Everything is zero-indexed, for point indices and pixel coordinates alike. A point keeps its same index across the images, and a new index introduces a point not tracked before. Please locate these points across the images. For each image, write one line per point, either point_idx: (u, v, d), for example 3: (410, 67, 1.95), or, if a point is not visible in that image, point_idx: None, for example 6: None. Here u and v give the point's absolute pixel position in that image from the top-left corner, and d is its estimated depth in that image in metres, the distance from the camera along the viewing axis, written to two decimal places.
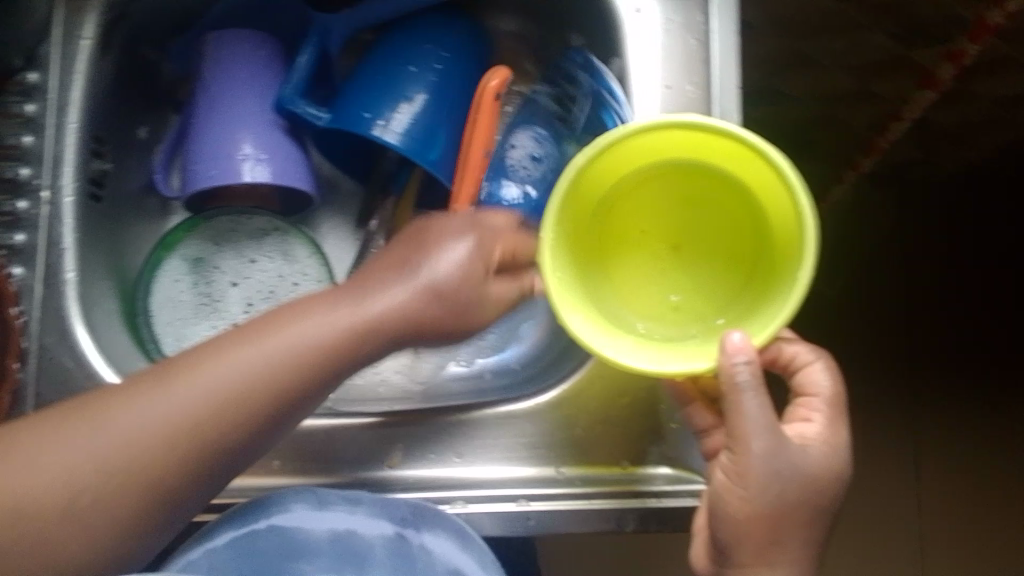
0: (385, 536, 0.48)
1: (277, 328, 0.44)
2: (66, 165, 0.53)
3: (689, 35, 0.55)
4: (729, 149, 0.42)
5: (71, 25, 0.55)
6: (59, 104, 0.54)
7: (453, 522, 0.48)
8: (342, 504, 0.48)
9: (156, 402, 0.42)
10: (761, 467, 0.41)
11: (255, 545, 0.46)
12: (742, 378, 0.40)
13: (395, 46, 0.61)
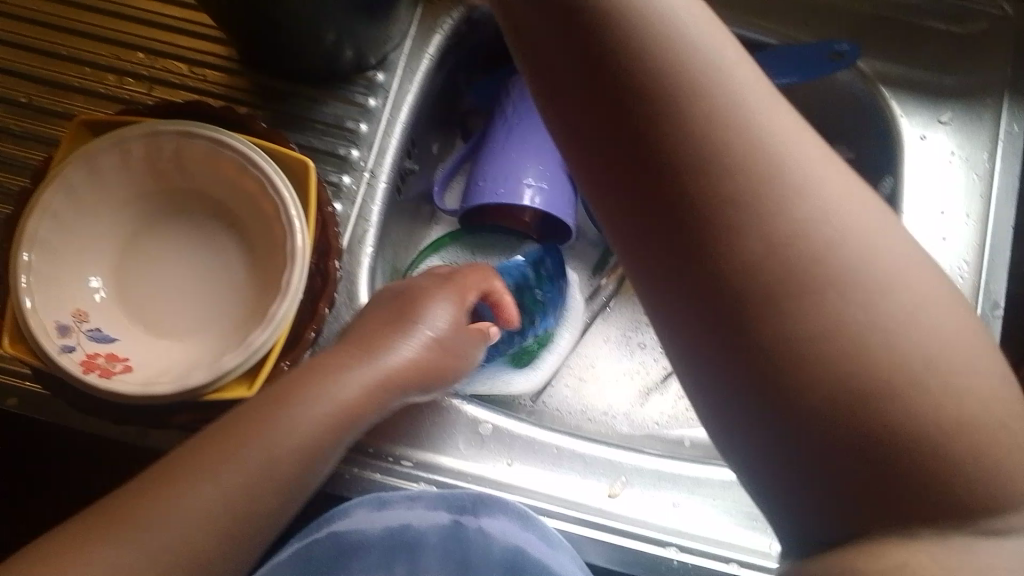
0: (442, 524, 0.54)
1: (328, 379, 0.48)
2: (388, 156, 0.61)
3: (973, 170, 0.62)
4: None
5: (420, 42, 0.64)
6: (395, 104, 0.62)
7: (512, 507, 0.53)
8: (401, 501, 0.54)
9: (276, 437, 0.45)
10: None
11: (312, 553, 0.55)
12: None
13: None
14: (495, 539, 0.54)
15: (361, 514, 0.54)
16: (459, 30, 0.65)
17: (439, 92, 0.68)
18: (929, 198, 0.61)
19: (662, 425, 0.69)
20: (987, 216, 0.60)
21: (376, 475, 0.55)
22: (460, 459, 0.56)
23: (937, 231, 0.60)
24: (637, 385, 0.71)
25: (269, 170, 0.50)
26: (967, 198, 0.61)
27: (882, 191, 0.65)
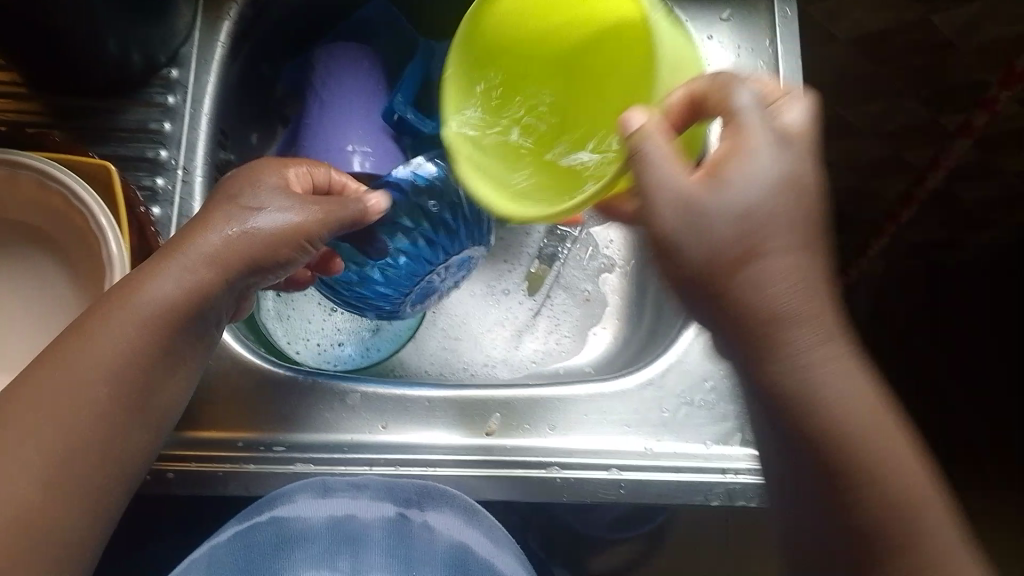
0: (387, 517, 0.52)
1: (130, 295, 0.44)
2: (199, 149, 0.60)
3: (758, 58, 0.64)
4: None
5: (209, 32, 0.63)
6: (195, 96, 0.61)
7: (459, 501, 0.52)
8: (345, 490, 0.52)
9: (68, 370, 0.42)
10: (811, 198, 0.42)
11: (254, 537, 0.50)
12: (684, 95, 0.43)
13: None
14: (442, 533, 0.51)
15: (303, 501, 0.51)
16: (248, 14, 0.65)
17: (244, 81, 0.67)
18: None
19: (539, 361, 0.71)
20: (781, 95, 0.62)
21: (249, 466, 0.54)
22: (333, 434, 0.56)
23: None
24: (508, 329, 0.72)
25: (67, 178, 0.49)
26: None
27: None
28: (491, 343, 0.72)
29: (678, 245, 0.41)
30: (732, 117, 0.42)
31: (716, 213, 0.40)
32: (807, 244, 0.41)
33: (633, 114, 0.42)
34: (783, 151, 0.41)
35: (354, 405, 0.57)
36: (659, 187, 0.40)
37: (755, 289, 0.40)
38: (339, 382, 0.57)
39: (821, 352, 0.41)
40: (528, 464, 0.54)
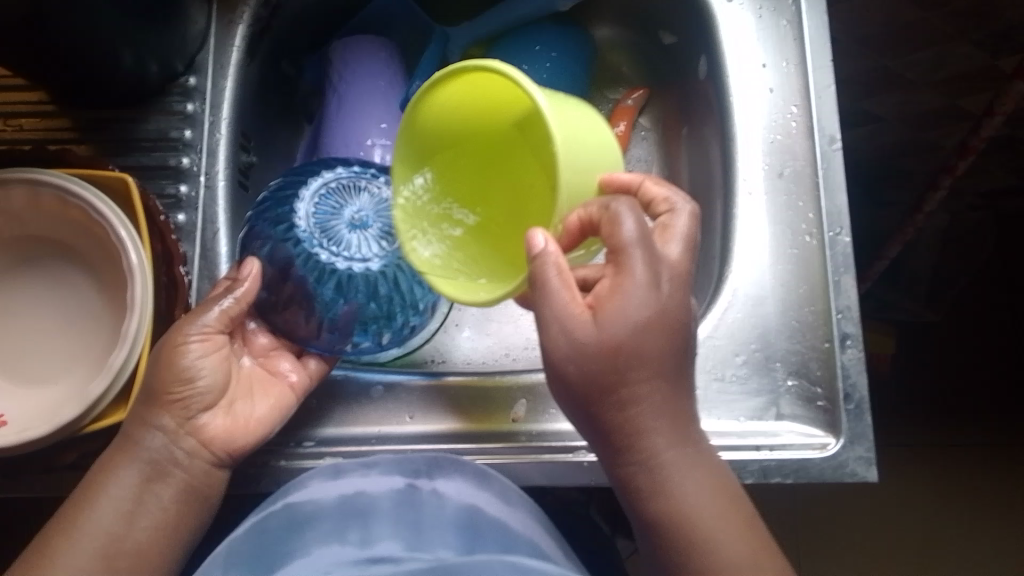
0: (397, 487, 0.52)
1: (91, 493, 0.49)
2: (220, 154, 0.61)
3: (780, 18, 0.61)
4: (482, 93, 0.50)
5: (224, 36, 0.63)
6: (214, 101, 0.62)
7: (471, 468, 0.53)
8: (356, 470, 0.53)
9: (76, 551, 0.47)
10: (629, 297, 0.43)
11: (266, 523, 0.50)
12: (629, 228, 0.43)
13: (506, 50, 0.69)
14: (452, 498, 0.51)
15: (314, 485, 0.52)
16: (261, 16, 0.64)
17: (264, 82, 0.68)
18: (747, 54, 0.61)
19: None
20: (804, 56, 0.60)
21: (281, 461, 0.55)
22: (359, 427, 0.56)
23: (761, 86, 0.60)
24: None
25: (88, 194, 0.50)
26: (781, 47, 0.61)
27: (703, 69, 0.65)
28: (530, 324, 0.72)
29: (563, 366, 0.44)
30: (620, 250, 0.43)
31: (560, 349, 0.44)
32: (662, 364, 0.44)
33: (538, 232, 0.43)
34: (641, 272, 0.43)
35: (379, 396, 0.57)
36: (547, 310, 0.43)
37: (628, 410, 0.44)
38: (364, 376, 0.58)
39: (668, 450, 0.45)
40: (555, 450, 0.55)
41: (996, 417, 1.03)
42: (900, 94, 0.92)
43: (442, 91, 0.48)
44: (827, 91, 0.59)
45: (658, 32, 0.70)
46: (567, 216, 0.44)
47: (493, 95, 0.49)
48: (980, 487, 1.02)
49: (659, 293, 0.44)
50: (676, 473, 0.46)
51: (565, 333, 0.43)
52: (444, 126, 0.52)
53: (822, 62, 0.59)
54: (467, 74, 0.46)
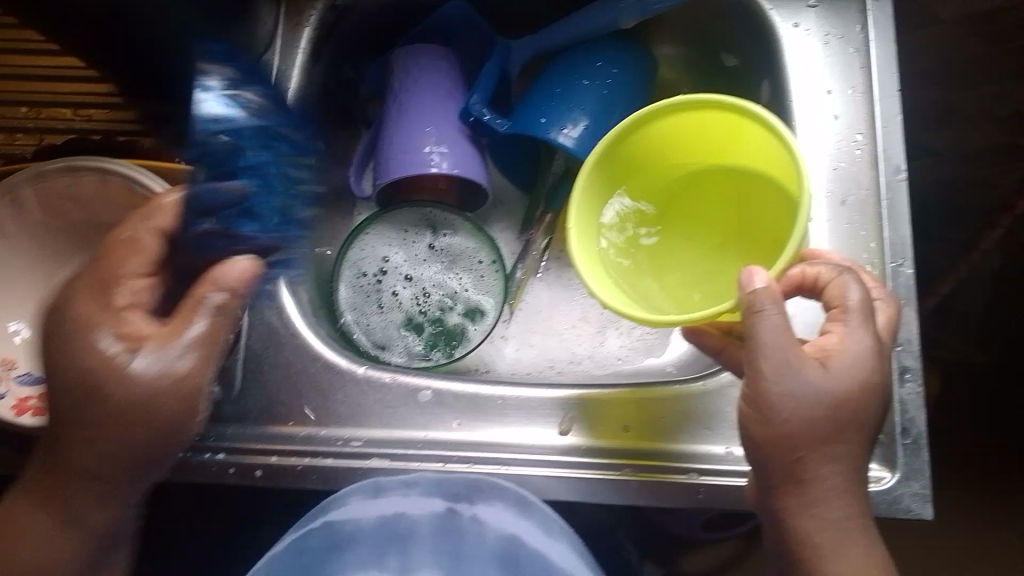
0: (437, 511, 0.51)
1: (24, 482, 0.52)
2: (281, 154, 0.62)
3: (848, 45, 0.60)
4: (719, 149, 0.58)
5: (291, 39, 0.64)
6: (277, 103, 0.63)
7: (511, 493, 0.52)
8: (396, 489, 0.53)
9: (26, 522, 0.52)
10: (844, 354, 0.47)
11: (308, 543, 0.51)
12: (853, 295, 0.48)
13: (566, 67, 0.69)
14: (492, 525, 0.51)
15: (355, 503, 0.52)
16: (327, 20, 0.66)
17: (327, 85, 0.69)
18: (812, 80, 0.60)
19: (625, 358, 0.70)
20: (871, 84, 0.59)
21: (328, 460, 0.55)
22: (402, 430, 0.56)
23: (827, 112, 0.59)
24: (592, 325, 0.72)
25: (165, 188, 0.54)
26: (846, 73, 0.60)
27: (765, 94, 0.65)
28: (577, 340, 0.71)
29: (773, 413, 0.46)
30: (844, 312, 0.48)
31: (783, 396, 0.45)
32: (863, 438, 0.47)
33: (755, 272, 0.46)
34: (860, 335, 0.47)
35: (427, 402, 0.57)
36: (765, 354, 0.45)
37: (812, 472, 0.46)
38: (410, 380, 0.57)
39: (843, 517, 0.46)
40: (600, 469, 0.55)
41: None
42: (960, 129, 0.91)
43: (663, 118, 0.55)
44: (894, 120, 0.58)
45: (720, 54, 0.70)
46: (788, 265, 0.49)
47: (730, 136, 0.56)
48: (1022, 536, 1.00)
49: (831, 371, 0.46)
50: (856, 540, 0.46)
51: (799, 383, 0.45)
52: (642, 156, 0.58)
53: (890, 90, 0.58)
54: (709, 109, 0.54)
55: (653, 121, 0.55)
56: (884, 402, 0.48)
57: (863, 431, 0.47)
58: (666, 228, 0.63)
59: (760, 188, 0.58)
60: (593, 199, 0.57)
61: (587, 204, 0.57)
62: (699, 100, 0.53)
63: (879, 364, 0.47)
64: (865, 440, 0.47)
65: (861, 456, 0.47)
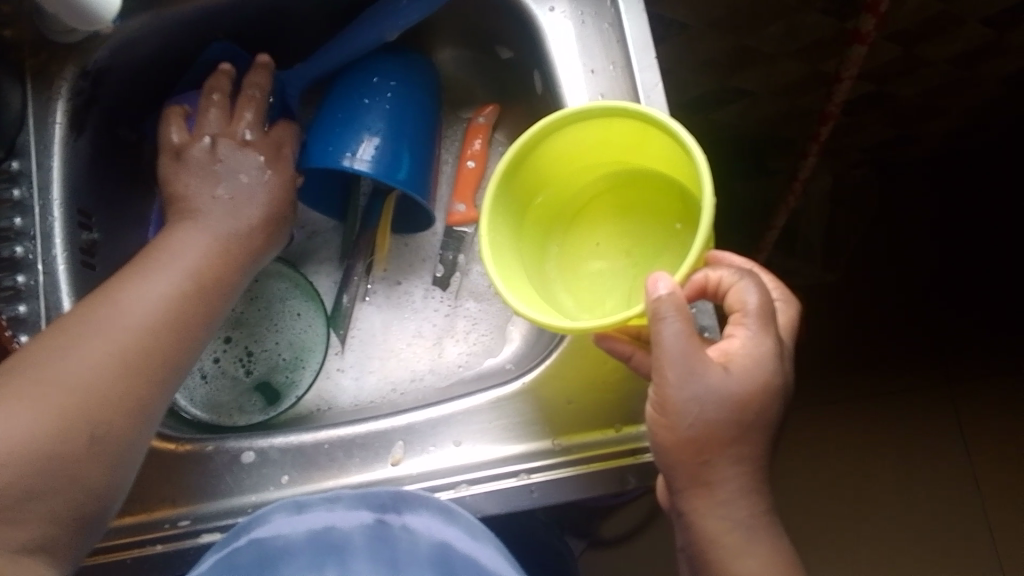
0: (364, 524, 0.50)
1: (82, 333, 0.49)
2: (55, 238, 0.59)
3: (602, 22, 0.61)
4: (619, 152, 0.56)
5: (43, 114, 0.60)
6: (42, 183, 0.60)
7: (435, 501, 0.50)
8: (320, 504, 0.51)
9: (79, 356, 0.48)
10: (747, 358, 0.46)
11: (234, 560, 0.50)
12: (751, 298, 0.47)
13: (345, 90, 0.67)
14: (423, 535, 0.49)
15: (278, 519, 0.51)
16: (82, 88, 0.62)
17: (100, 153, 0.66)
18: (574, 62, 0.61)
19: (464, 364, 0.70)
20: (629, 57, 0.60)
21: (157, 546, 0.54)
22: (231, 498, 0.55)
23: (592, 91, 0.60)
24: (427, 338, 0.71)
25: None
26: (606, 50, 0.61)
27: (539, 82, 0.66)
28: (415, 356, 0.71)
29: (678, 417, 0.45)
30: (744, 318, 0.48)
31: (688, 402, 0.45)
32: (765, 437, 0.47)
33: (659, 278, 0.45)
34: (760, 339, 0.47)
35: (250, 462, 0.56)
36: (669, 360, 0.45)
37: (716, 469, 0.46)
38: (233, 443, 0.57)
39: (744, 504, 0.47)
40: (436, 487, 0.54)
41: (907, 363, 1.06)
42: (760, 69, 0.92)
43: (574, 128, 0.53)
44: (656, 89, 0.59)
45: (496, 46, 0.71)
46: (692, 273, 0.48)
47: (632, 140, 0.53)
48: (901, 434, 1.05)
49: (732, 375, 0.46)
50: (752, 519, 0.47)
51: (703, 387, 0.45)
52: (542, 166, 0.55)
53: (647, 61, 0.60)
54: (615, 117, 0.51)
55: (554, 132, 0.52)
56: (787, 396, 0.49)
57: (764, 427, 0.47)
58: (569, 232, 0.60)
59: (666, 186, 0.56)
60: (502, 213, 0.54)
61: (497, 220, 0.53)
62: (604, 108, 0.50)
63: (779, 367, 0.47)
64: (768, 437, 0.47)
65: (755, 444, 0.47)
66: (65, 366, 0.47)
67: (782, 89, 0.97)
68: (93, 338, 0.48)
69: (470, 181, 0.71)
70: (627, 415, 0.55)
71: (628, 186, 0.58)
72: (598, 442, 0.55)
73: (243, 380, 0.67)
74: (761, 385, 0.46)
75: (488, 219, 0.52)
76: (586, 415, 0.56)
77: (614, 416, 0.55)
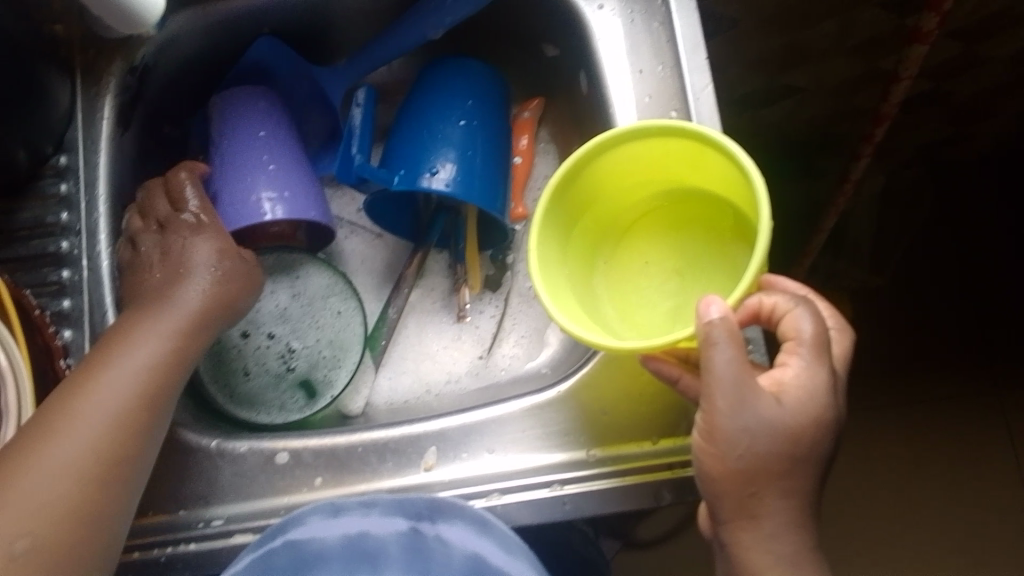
0: (400, 532, 0.51)
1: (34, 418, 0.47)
2: (100, 235, 0.60)
3: (652, 21, 0.60)
4: (673, 174, 0.55)
5: (91, 109, 0.61)
6: (88, 179, 0.60)
7: (474, 513, 0.51)
8: (356, 509, 0.52)
9: (74, 443, 0.47)
10: (798, 389, 0.45)
11: (271, 562, 0.50)
12: (807, 326, 0.46)
13: (424, 105, 0.67)
14: (457, 545, 0.50)
15: (314, 523, 0.51)
16: (129, 83, 0.63)
17: (145, 149, 0.66)
18: (621, 63, 0.60)
19: (499, 367, 0.70)
20: (680, 58, 0.59)
21: (191, 545, 0.55)
22: (264, 498, 0.56)
23: (639, 93, 0.59)
24: (467, 343, 0.71)
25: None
26: (655, 51, 0.59)
27: (585, 84, 0.65)
28: (453, 360, 0.70)
29: (726, 446, 0.44)
30: (797, 345, 0.46)
31: (737, 431, 0.44)
32: (814, 472, 0.46)
33: (711, 303, 0.44)
34: (815, 369, 0.46)
35: (285, 464, 0.56)
36: (719, 388, 0.43)
37: (762, 503, 0.45)
38: (266, 444, 0.57)
39: (792, 537, 0.45)
40: (468, 495, 0.54)
41: (960, 373, 1.02)
42: (814, 66, 0.90)
43: (628, 147, 0.52)
44: (704, 93, 0.57)
45: (542, 44, 0.70)
46: (744, 299, 0.47)
47: (687, 162, 0.53)
48: (951, 446, 1.02)
49: (782, 407, 0.44)
50: (799, 552, 0.45)
51: (752, 417, 0.44)
52: (594, 184, 0.54)
53: (696, 62, 0.58)
54: (671, 136, 0.50)
55: (607, 150, 0.52)
56: (838, 429, 0.47)
57: (812, 459, 0.46)
58: (617, 251, 0.59)
59: (720, 212, 0.55)
60: (553, 233, 0.53)
61: (546, 235, 0.52)
62: (659, 127, 0.49)
63: (831, 398, 0.46)
64: (817, 470, 0.46)
65: (806, 477, 0.46)
66: (54, 457, 0.47)
67: (836, 87, 0.94)
68: (68, 434, 0.47)
69: (522, 179, 0.71)
70: (663, 427, 0.54)
71: (682, 209, 0.57)
72: (633, 455, 0.54)
73: (282, 377, 0.66)
74: (812, 417, 0.45)
75: (539, 239, 0.51)
76: (623, 426, 0.55)
77: (652, 429, 0.55)
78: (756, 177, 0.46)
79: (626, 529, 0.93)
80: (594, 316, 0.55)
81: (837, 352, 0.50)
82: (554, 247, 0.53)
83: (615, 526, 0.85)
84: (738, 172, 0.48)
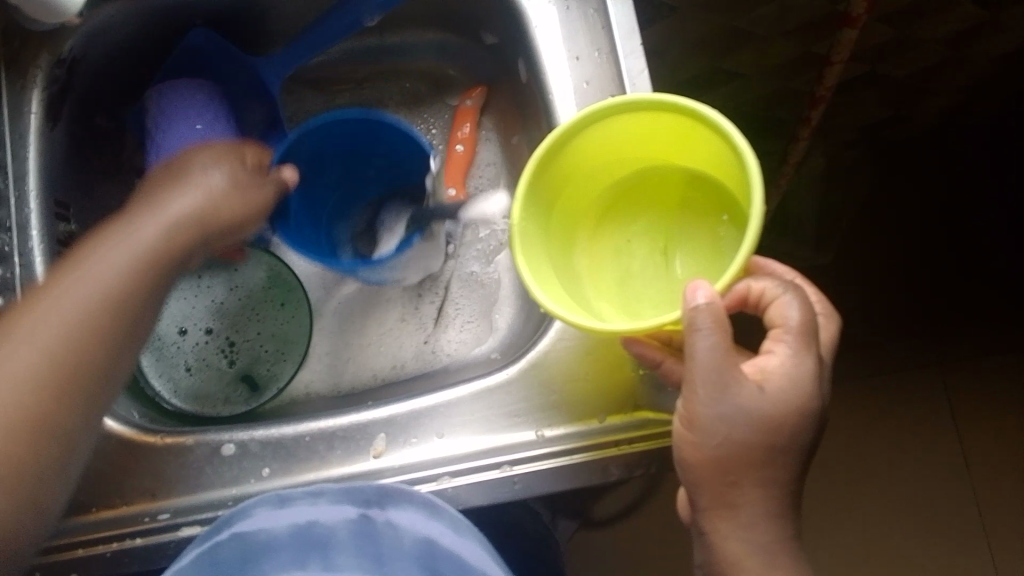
0: (349, 519, 0.51)
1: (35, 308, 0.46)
2: (32, 231, 0.58)
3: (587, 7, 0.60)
4: (657, 152, 0.53)
5: (19, 102, 0.60)
6: (17, 174, 0.59)
7: (419, 496, 0.51)
8: (303, 498, 0.52)
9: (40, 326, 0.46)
10: (782, 376, 0.46)
11: (217, 555, 0.51)
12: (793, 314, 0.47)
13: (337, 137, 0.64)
14: (406, 528, 0.51)
15: (262, 513, 0.51)
16: (58, 76, 0.61)
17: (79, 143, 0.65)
18: (559, 48, 0.60)
19: (447, 353, 0.69)
20: (615, 43, 0.59)
21: (138, 540, 0.54)
22: (209, 492, 0.55)
23: (577, 79, 0.60)
24: (414, 328, 0.71)
25: None
26: (591, 36, 0.60)
27: (524, 70, 0.65)
28: (400, 346, 0.70)
29: (704, 434, 0.45)
30: (781, 333, 0.47)
31: (715, 420, 0.45)
32: (791, 461, 0.47)
33: (698, 287, 0.43)
34: (801, 358, 0.46)
35: (231, 455, 0.56)
36: (701, 375, 0.44)
37: (733, 484, 0.46)
38: (214, 435, 0.56)
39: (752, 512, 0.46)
40: (418, 479, 0.54)
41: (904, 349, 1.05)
42: (750, 51, 0.91)
43: (615, 122, 0.50)
44: (641, 77, 0.58)
45: (481, 31, 0.70)
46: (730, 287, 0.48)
47: (676, 139, 0.51)
48: (897, 419, 1.05)
49: (765, 393, 0.45)
50: (751, 525, 0.46)
51: (731, 405, 0.44)
52: (579, 163, 0.52)
53: (632, 48, 0.59)
54: (662, 112, 0.48)
55: (593, 125, 0.50)
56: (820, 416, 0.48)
57: (786, 443, 0.46)
58: (596, 232, 0.57)
59: (707, 191, 0.53)
60: (535, 208, 0.51)
61: (531, 212, 0.50)
62: (648, 101, 0.48)
63: (811, 386, 0.47)
64: (796, 458, 0.47)
65: (776, 460, 0.46)
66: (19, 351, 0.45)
67: (772, 71, 0.96)
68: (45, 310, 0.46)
69: (459, 164, 0.72)
70: (609, 405, 0.55)
71: (665, 187, 0.55)
72: (582, 433, 0.55)
73: (227, 371, 0.67)
74: (787, 403, 0.46)
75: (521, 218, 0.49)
76: (573, 406, 0.55)
77: (597, 407, 0.55)
78: (747, 149, 0.44)
79: (582, 510, 0.95)
80: (579, 298, 0.53)
81: (824, 342, 0.51)
82: (538, 226, 0.51)
83: (573, 507, 0.86)
84: (728, 147, 0.47)
